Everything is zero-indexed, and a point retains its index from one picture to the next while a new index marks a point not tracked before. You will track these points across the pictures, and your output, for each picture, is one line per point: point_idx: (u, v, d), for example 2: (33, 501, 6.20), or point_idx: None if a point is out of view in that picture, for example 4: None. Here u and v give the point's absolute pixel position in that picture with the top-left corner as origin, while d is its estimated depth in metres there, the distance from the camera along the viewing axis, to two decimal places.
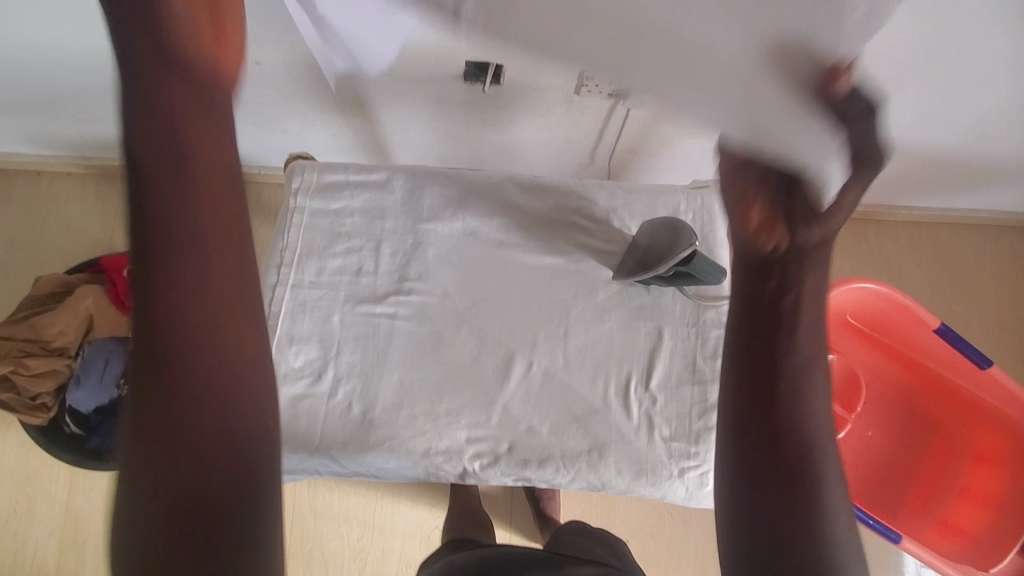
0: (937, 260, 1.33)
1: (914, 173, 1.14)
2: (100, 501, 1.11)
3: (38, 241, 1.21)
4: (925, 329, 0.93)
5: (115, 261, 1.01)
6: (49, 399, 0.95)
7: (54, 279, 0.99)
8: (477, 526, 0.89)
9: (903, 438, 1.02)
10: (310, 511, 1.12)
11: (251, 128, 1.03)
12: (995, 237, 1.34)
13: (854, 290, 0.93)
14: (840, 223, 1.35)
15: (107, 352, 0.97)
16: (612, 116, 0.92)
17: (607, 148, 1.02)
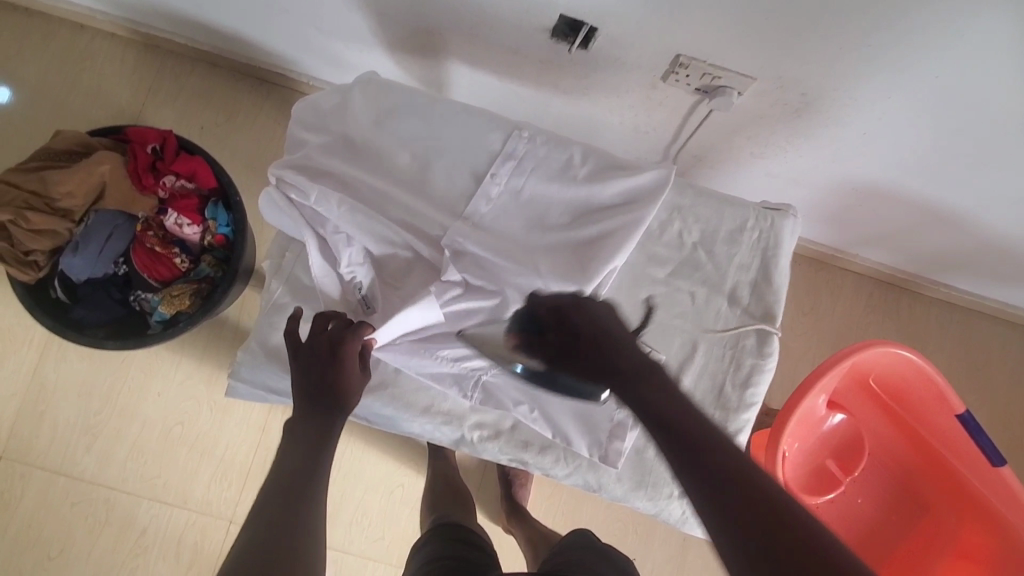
0: (963, 348, 1.29)
1: (969, 254, 1.09)
2: (68, 376, 1.08)
3: (64, 96, 1.15)
4: (946, 411, 0.89)
5: (141, 134, 0.94)
6: (41, 259, 0.91)
7: (73, 135, 0.93)
8: (460, 506, 0.86)
9: (889, 513, 1.00)
10: (279, 437, 1.10)
11: (312, 33, 0.97)
12: None
13: (890, 357, 0.87)
14: (875, 285, 1.30)
15: (112, 225, 0.93)
16: (690, 113, 0.87)
17: (671, 147, 0.97)
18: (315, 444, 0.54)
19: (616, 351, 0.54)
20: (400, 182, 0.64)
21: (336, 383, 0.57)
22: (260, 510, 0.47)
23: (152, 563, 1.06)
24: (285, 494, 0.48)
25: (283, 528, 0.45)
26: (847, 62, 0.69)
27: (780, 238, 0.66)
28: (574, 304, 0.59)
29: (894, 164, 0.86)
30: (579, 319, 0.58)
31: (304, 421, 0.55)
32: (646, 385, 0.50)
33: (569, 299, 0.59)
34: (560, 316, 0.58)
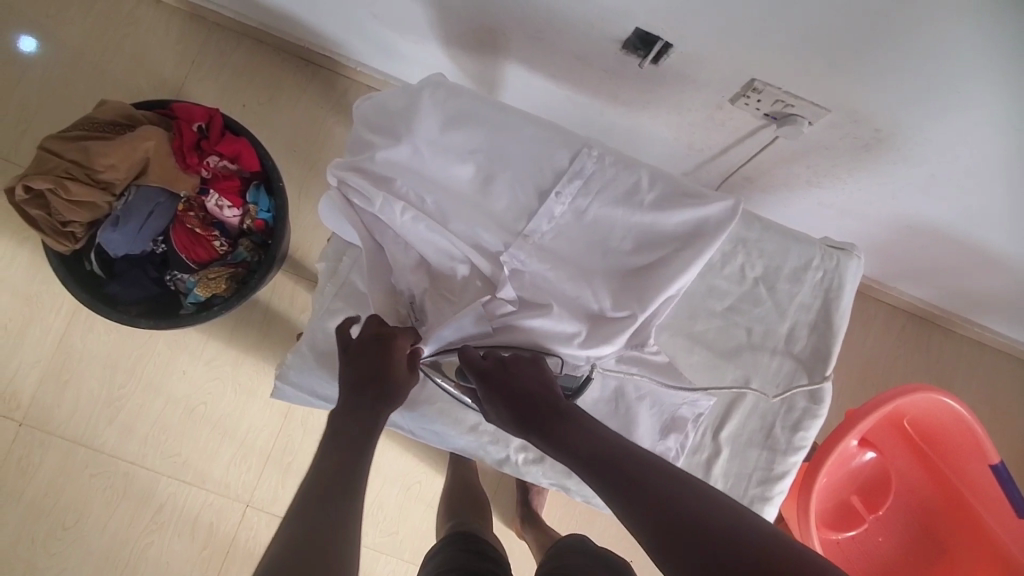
0: (993, 390, 1.27)
1: (1013, 299, 1.07)
2: (96, 346, 1.07)
3: (106, 61, 1.13)
4: (980, 460, 0.87)
5: (188, 111, 0.92)
6: (79, 230, 0.89)
7: (120, 106, 0.91)
8: (476, 514, 0.85)
9: (909, 556, 0.97)
10: (301, 424, 1.10)
11: (368, 20, 0.94)
12: None
13: (931, 402, 0.86)
14: (910, 319, 1.28)
15: (153, 204, 0.92)
16: (751, 135, 0.85)
17: (725, 165, 0.95)
18: (359, 433, 0.51)
19: (531, 403, 0.54)
20: (462, 192, 0.62)
21: (382, 373, 0.55)
22: (301, 501, 0.45)
23: (168, 538, 1.06)
24: (327, 485, 0.46)
25: (324, 522, 0.43)
26: (931, 104, 0.67)
27: (844, 280, 0.64)
28: (497, 366, 0.57)
29: (956, 206, 0.84)
30: (506, 379, 0.56)
31: (348, 409, 0.53)
32: (564, 428, 0.51)
33: (494, 362, 0.58)
34: (489, 384, 0.56)
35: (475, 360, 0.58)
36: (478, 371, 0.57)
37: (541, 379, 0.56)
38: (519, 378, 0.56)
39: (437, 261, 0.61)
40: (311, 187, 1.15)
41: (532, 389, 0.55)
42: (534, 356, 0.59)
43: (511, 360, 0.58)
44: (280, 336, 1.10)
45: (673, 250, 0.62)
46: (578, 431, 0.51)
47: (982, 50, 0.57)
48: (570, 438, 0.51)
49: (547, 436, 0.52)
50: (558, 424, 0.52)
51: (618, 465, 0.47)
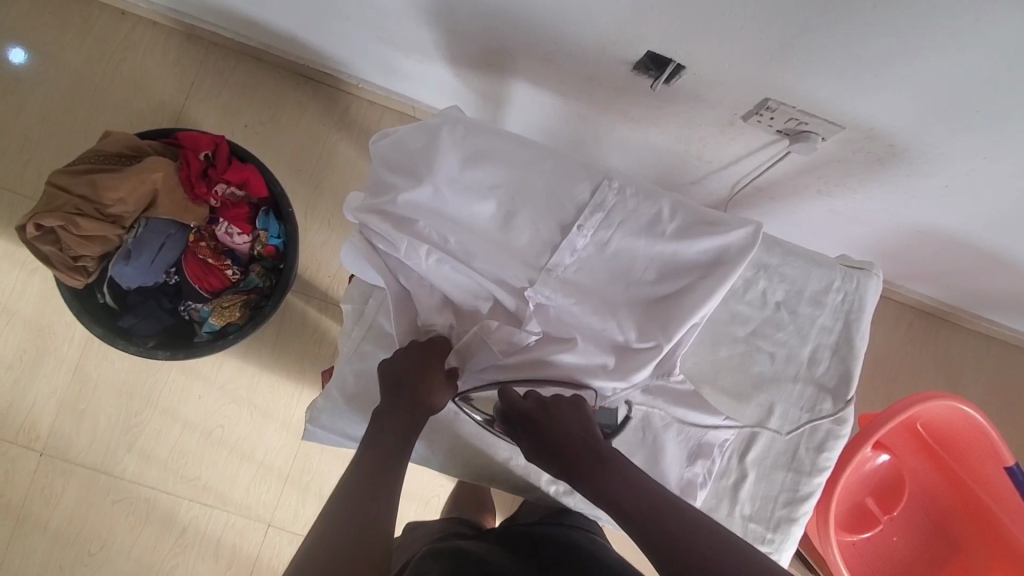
0: (1000, 383, 1.29)
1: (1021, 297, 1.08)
2: (111, 374, 1.07)
3: (105, 84, 1.11)
4: (995, 463, 0.89)
5: (194, 140, 0.91)
6: (90, 264, 0.89)
7: (125, 137, 0.90)
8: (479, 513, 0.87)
9: (924, 554, 0.99)
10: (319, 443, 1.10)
11: (372, 40, 0.93)
12: None
13: (946, 408, 0.87)
14: (917, 316, 1.29)
15: (164, 235, 0.91)
16: (763, 150, 0.84)
17: (735, 176, 0.94)
18: (391, 436, 0.57)
19: (570, 450, 0.56)
20: (484, 229, 0.62)
21: (419, 382, 0.58)
22: (341, 497, 0.52)
23: (192, 560, 1.07)
24: (363, 485, 0.53)
25: (361, 520, 0.50)
26: (952, 119, 0.66)
27: (864, 301, 0.65)
28: (539, 409, 0.58)
29: (969, 214, 0.84)
30: (546, 426, 0.58)
31: (386, 413, 0.58)
32: (602, 474, 0.54)
33: (537, 404, 0.59)
34: (529, 427, 0.58)
35: (516, 401, 0.59)
36: (518, 413, 0.59)
37: (583, 423, 0.58)
38: (561, 420, 0.58)
39: (460, 298, 0.62)
40: (318, 206, 1.14)
41: (573, 437, 0.57)
42: (579, 402, 0.59)
43: (557, 402, 0.59)
44: (293, 355, 1.11)
45: (695, 279, 0.63)
46: (618, 476, 0.54)
47: (1004, 69, 0.57)
48: (612, 487, 0.53)
49: (586, 481, 0.55)
50: (600, 472, 0.54)
51: (660, 523, 0.50)
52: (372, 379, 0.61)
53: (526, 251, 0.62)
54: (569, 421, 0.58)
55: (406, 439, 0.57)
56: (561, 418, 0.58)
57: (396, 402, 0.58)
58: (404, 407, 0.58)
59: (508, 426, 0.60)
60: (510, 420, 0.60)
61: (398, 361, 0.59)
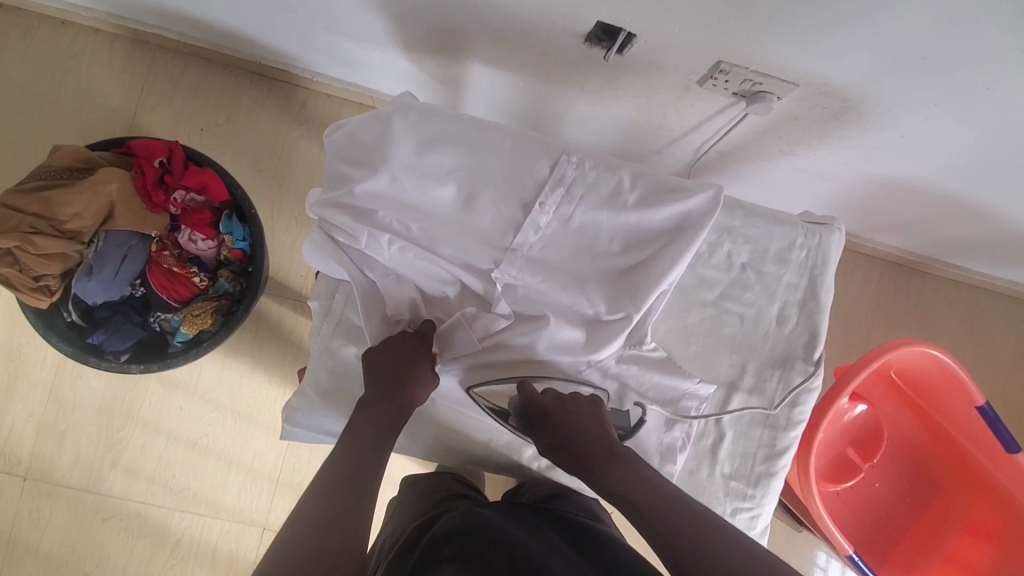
0: (970, 326, 1.33)
1: (984, 240, 1.11)
2: (88, 392, 1.06)
3: (50, 98, 1.08)
4: (966, 404, 0.92)
5: (146, 148, 0.89)
6: (52, 282, 0.87)
7: (75, 150, 0.88)
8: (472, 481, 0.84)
9: (905, 496, 1.02)
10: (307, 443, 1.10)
11: (322, 31, 0.91)
12: None
13: (917, 354, 0.89)
14: (886, 268, 1.31)
15: (126, 247, 0.89)
16: (721, 114, 0.85)
17: (697, 142, 0.95)
18: (370, 432, 0.56)
19: (585, 443, 0.57)
20: (445, 213, 0.61)
21: (401, 372, 0.58)
22: (318, 492, 0.51)
23: (190, 571, 1.07)
24: (341, 480, 0.52)
25: (337, 515, 0.49)
26: (904, 69, 0.67)
27: (827, 256, 0.66)
28: (557, 403, 0.59)
29: (927, 162, 0.86)
30: (562, 422, 0.58)
31: (366, 409, 0.57)
32: (614, 468, 0.56)
33: (554, 399, 0.59)
34: (547, 423, 0.58)
35: (534, 399, 0.59)
36: (535, 411, 0.59)
37: (596, 416, 0.59)
38: (576, 413, 0.59)
39: (428, 285, 0.61)
40: (284, 205, 1.12)
41: (587, 430, 0.58)
42: (595, 401, 0.60)
43: (572, 398, 0.60)
44: (271, 358, 1.09)
45: (660, 247, 0.63)
46: (627, 470, 0.55)
47: (946, 15, 0.58)
48: (619, 481, 0.55)
49: (595, 477, 0.56)
50: (610, 465, 0.56)
51: (641, 506, 0.53)
52: (345, 372, 0.61)
53: (489, 233, 0.62)
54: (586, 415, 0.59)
55: (384, 435, 0.56)
56: (578, 412, 0.59)
57: (376, 399, 0.57)
58: (385, 401, 0.57)
59: (525, 422, 0.59)
60: (527, 417, 0.59)
61: (380, 357, 0.58)
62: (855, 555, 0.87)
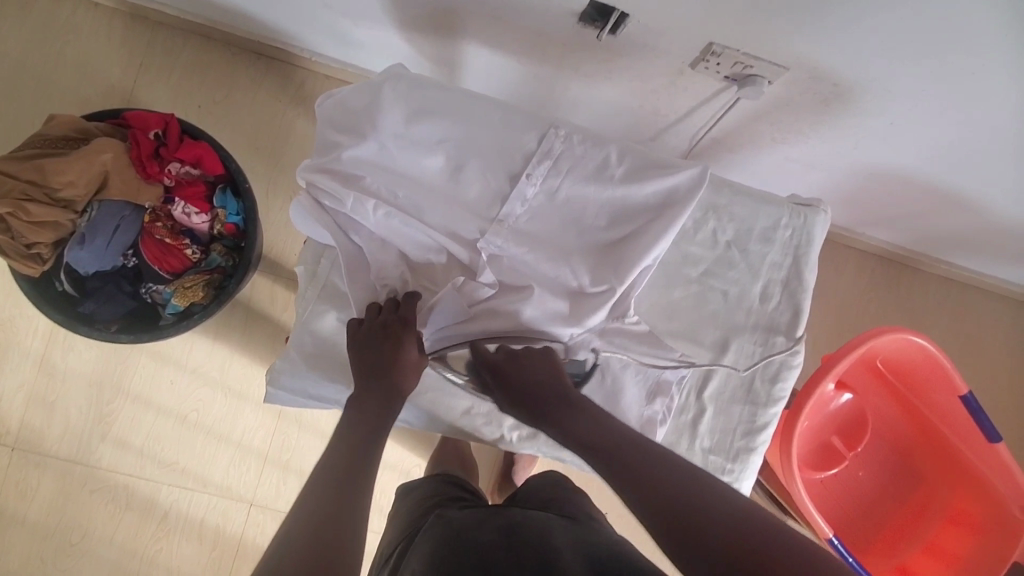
0: (960, 323, 1.33)
1: (974, 236, 1.11)
2: (79, 364, 1.06)
3: (48, 70, 1.08)
4: (949, 393, 0.92)
5: (142, 119, 0.89)
6: (44, 251, 0.87)
7: (70, 120, 0.88)
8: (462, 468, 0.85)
9: (888, 485, 1.03)
10: (297, 420, 1.11)
11: (320, 9, 0.92)
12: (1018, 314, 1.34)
13: (901, 341, 0.90)
14: (878, 263, 1.32)
15: (118, 217, 0.89)
16: (713, 99, 0.85)
17: (690, 128, 0.96)
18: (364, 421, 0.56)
19: (537, 393, 0.60)
20: (433, 183, 0.62)
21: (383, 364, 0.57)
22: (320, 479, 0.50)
23: (176, 544, 1.07)
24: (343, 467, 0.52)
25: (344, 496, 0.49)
26: (894, 53, 0.67)
27: (811, 237, 0.67)
28: (507, 359, 0.62)
29: (916, 151, 0.86)
30: (513, 376, 0.61)
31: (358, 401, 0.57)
32: (568, 416, 0.57)
33: (503, 355, 0.62)
34: (496, 374, 0.62)
35: (486, 353, 0.63)
36: (487, 362, 0.63)
37: (548, 369, 0.61)
38: (524, 366, 0.61)
39: (413, 252, 0.62)
40: (278, 184, 1.12)
41: (540, 383, 0.60)
42: (546, 351, 0.63)
43: (515, 354, 0.62)
44: (262, 335, 1.10)
45: (645, 222, 0.64)
46: (584, 420, 0.57)
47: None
48: (570, 427, 0.57)
49: (551, 426, 0.58)
50: (562, 413, 0.58)
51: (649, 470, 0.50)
52: (329, 336, 0.62)
53: (477, 204, 0.63)
54: (538, 370, 0.61)
55: (379, 423, 0.56)
56: (524, 366, 0.61)
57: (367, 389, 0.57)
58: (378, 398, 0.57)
59: (479, 380, 0.64)
60: (483, 373, 0.63)
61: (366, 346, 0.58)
62: (836, 540, 0.87)
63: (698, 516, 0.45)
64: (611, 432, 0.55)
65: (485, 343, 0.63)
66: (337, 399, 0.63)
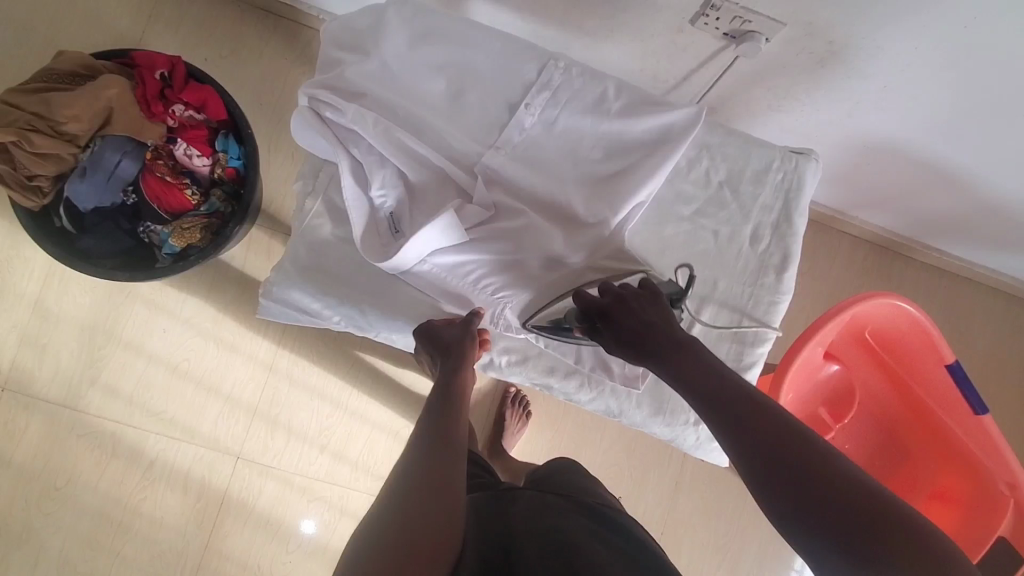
0: (960, 318, 1.31)
1: (966, 220, 1.12)
2: (73, 308, 1.06)
3: (58, 17, 1.10)
4: (936, 364, 0.93)
5: (150, 59, 0.91)
6: (45, 184, 0.88)
7: (77, 56, 0.89)
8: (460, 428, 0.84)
9: (874, 459, 1.03)
10: (286, 375, 1.10)
11: None
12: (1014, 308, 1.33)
13: (889, 308, 0.91)
14: (872, 249, 1.31)
15: (121, 153, 0.89)
16: (712, 60, 0.87)
17: (689, 94, 0.97)
18: (447, 404, 0.57)
19: (654, 332, 0.54)
20: (433, 107, 0.63)
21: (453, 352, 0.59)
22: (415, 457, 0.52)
23: (160, 494, 1.07)
24: (433, 446, 0.53)
25: (441, 476, 0.50)
26: (885, 9, 0.69)
27: (802, 182, 0.68)
28: (616, 301, 0.56)
29: (909, 120, 0.88)
30: (626, 317, 0.55)
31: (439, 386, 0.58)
32: (680, 356, 0.52)
33: (612, 297, 0.56)
34: (609, 321, 0.56)
35: (591, 300, 0.57)
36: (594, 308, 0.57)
37: (658, 307, 0.56)
38: (635, 307, 0.55)
39: (412, 171, 0.62)
40: (280, 140, 1.13)
41: (654, 322, 0.55)
42: (654, 290, 0.57)
43: (626, 296, 0.57)
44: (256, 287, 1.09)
45: (640, 157, 0.65)
46: (695, 361, 0.52)
47: None
48: (685, 368, 0.51)
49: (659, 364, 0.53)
50: (676, 354, 0.53)
51: (757, 416, 0.48)
52: (324, 252, 0.63)
53: (475, 131, 0.64)
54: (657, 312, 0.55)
55: (461, 410, 0.57)
56: (632, 308, 0.55)
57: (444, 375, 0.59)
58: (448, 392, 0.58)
59: (588, 325, 0.58)
60: (589, 319, 0.57)
61: (436, 342, 0.61)
62: None
63: (826, 487, 0.43)
64: (723, 376, 0.51)
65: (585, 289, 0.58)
66: (328, 317, 0.63)
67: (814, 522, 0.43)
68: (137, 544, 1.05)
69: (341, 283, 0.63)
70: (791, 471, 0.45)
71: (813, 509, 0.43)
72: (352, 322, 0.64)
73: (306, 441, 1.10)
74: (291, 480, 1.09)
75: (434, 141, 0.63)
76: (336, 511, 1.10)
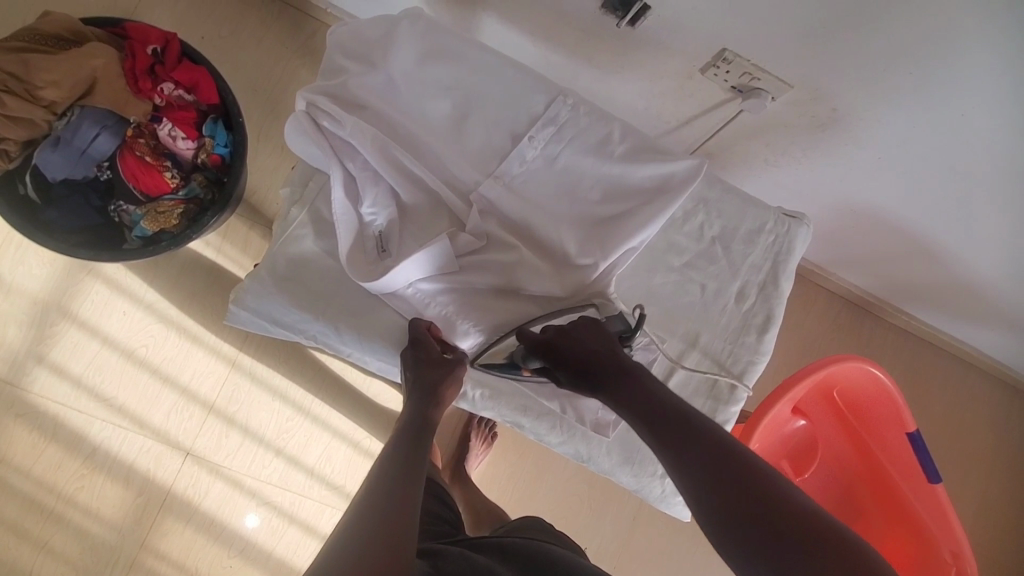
0: (951, 399, 1.27)
1: (942, 294, 1.13)
2: (28, 279, 1.01)
3: None
4: (898, 431, 0.96)
5: (144, 33, 0.87)
6: (12, 149, 0.83)
7: (66, 19, 0.85)
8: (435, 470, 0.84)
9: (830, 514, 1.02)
10: (248, 372, 1.06)
11: None
12: (990, 387, 1.28)
13: (862, 372, 0.93)
14: (848, 307, 1.27)
15: (100, 125, 0.85)
16: (716, 109, 0.87)
17: (690, 137, 0.97)
18: (417, 437, 0.56)
19: (595, 361, 0.56)
20: (436, 130, 0.63)
21: (433, 384, 0.59)
22: (379, 478, 0.52)
23: (99, 484, 1.01)
24: (397, 477, 0.52)
25: (399, 498, 0.50)
26: (887, 87, 0.70)
27: (792, 246, 0.68)
28: (557, 335, 0.59)
29: (897, 191, 0.89)
30: (572, 347, 0.57)
31: (410, 419, 0.58)
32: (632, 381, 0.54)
33: (552, 332, 0.59)
34: (550, 356, 0.58)
35: (534, 335, 0.60)
36: (539, 345, 0.59)
37: (594, 339, 0.58)
38: (577, 340, 0.58)
39: (405, 192, 0.61)
40: (270, 128, 1.09)
41: (596, 351, 0.57)
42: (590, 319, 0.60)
43: (568, 329, 0.59)
44: (227, 279, 1.05)
45: (638, 204, 0.64)
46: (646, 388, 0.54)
47: (938, 35, 0.61)
48: (634, 395, 0.53)
49: (611, 396, 0.55)
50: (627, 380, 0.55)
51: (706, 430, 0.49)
52: (305, 264, 0.61)
53: (477, 159, 0.64)
54: (600, 346, 0.58)
55: (429, 445, 0.56)
56: (572, 342, 0.58)
57: (416, 409, 0.58)
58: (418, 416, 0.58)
59: (540, 366, 0.60)
60: (533, 359, 0.59)
61: (417, 368, 0.59)
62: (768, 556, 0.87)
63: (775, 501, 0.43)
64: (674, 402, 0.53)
65: (528, 329, 0.61)
66: (299, 331, 0.62)
67: (760, 537, 0.42)
68: (68, 536, 1.00)
69: (317, 298, 0.61)
70: (747, 491, 0.44)
71: (757, 531, 0.42)
72: (324, 338, 0.62)
73: (262, 442, 1.06)
74: (241, 482, 1.05)
75: (433, 164, 0.63)
76: (284, 517, 1.06)
